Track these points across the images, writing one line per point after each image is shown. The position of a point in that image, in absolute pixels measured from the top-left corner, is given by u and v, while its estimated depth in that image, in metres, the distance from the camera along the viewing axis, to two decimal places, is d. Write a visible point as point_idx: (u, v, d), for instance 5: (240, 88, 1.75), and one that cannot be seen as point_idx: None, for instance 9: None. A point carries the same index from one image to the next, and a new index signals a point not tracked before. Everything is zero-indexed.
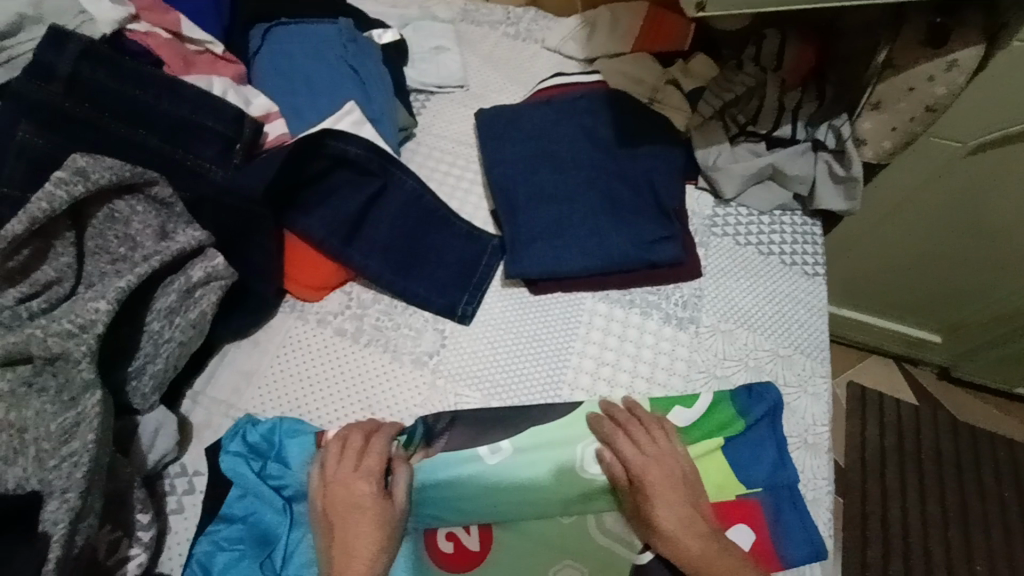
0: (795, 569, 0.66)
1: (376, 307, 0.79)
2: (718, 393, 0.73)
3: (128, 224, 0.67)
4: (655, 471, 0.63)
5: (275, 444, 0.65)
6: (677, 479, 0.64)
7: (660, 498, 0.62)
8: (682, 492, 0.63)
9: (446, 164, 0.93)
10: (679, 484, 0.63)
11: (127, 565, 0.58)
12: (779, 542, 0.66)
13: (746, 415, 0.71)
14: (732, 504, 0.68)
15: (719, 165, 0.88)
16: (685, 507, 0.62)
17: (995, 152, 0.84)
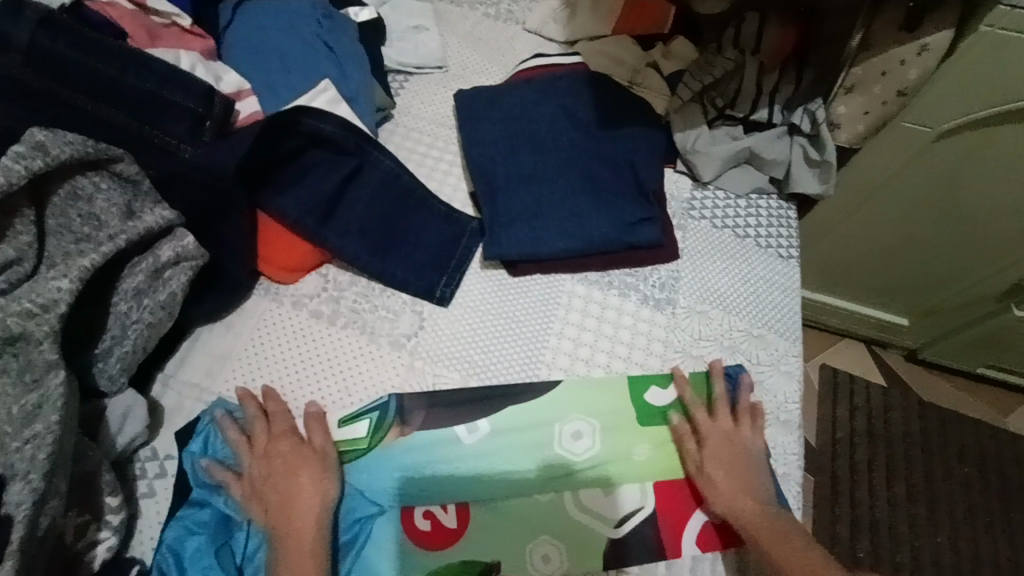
0: None
1: (353, 289, 0.78)
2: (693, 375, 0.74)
3: (91, 202, 0.64)
4: (721, 444, 0.67)
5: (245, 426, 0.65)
6: (738, 456, 0.67)
7: (720, 465, 0.66)
8: (741, 468, 0.66)
9: (424, 146, 0.91)
10: (738, 459, 0.67)
11: (98, 548, 0.57)
12: None
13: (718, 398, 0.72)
14: None
15: (697, 148, 0.89)
16: (741, 479, 0.66)
17: (962, 137, 0.87)
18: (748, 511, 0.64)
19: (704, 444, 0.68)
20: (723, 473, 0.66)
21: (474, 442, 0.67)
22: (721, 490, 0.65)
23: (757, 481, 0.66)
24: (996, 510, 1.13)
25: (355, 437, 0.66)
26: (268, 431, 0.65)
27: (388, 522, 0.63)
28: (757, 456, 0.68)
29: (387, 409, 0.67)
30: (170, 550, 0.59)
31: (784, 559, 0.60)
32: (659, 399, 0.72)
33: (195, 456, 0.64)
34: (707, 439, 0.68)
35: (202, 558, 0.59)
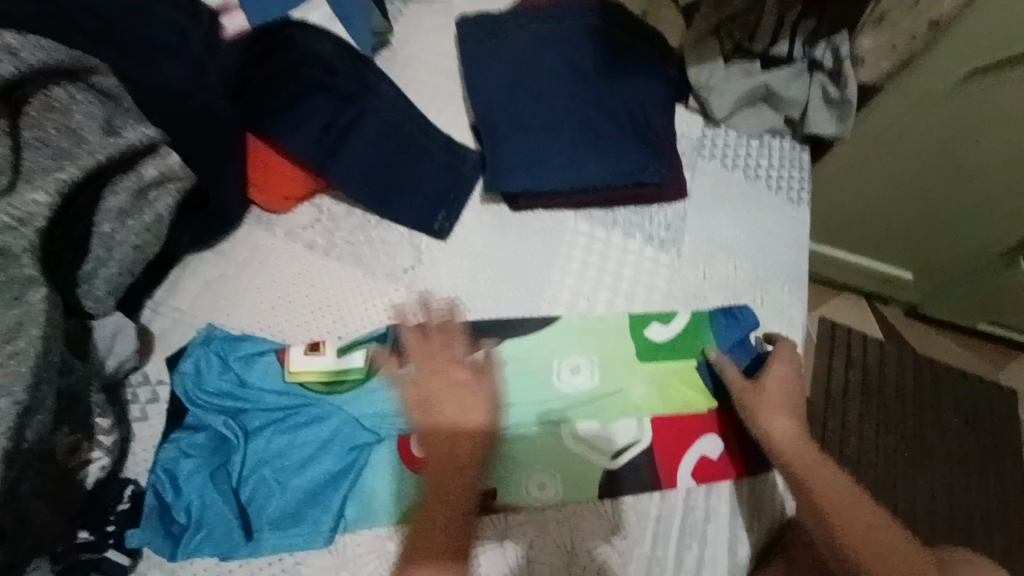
0: (761, 476, 0.66)
1: (349, 221, 0.75)
2: (697, 314, 0.71)
3: (68, 114, 0.59)
4: (787, 380, 0.65)
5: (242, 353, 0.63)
6: (796, 393, 0.65)
7: (780, 396, 0.64)
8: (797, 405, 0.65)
9: (423, 75, 0.86)
10: (794, 396, 0.65)
11: (89, 467, 0.58)
12: (748, 453, 0.67)
13: (721, 339, 0.69)
14: (702, 417, 0.68)
15: (711, 83, 0.84)
16: (794, 410, 0.64)
17: (991, 76, 0.84)
18: (798, 438, 0.62)
19: (760, 385, 0.65)
20: (780, 404, 0.64)
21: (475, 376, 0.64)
22: (776, 430, 0.62)
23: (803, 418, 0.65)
24: (977, 459, 1.13)
25: (350, 366, 0.64)
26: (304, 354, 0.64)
27: (385, 449, 0.62)
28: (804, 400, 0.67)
29: (385, 338, 0.66)
30: (165, 473, 0.58)
31: (814, 485, 0.60)
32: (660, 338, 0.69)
33: (188, 384, 0.62)
34: (774, 371, 0.66)
35: (196, 480, 0.58)
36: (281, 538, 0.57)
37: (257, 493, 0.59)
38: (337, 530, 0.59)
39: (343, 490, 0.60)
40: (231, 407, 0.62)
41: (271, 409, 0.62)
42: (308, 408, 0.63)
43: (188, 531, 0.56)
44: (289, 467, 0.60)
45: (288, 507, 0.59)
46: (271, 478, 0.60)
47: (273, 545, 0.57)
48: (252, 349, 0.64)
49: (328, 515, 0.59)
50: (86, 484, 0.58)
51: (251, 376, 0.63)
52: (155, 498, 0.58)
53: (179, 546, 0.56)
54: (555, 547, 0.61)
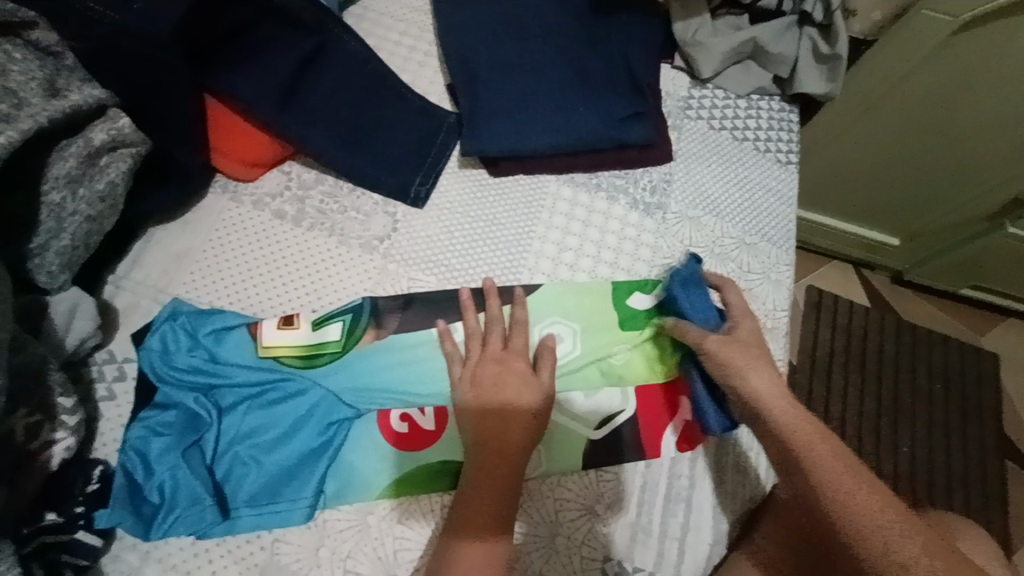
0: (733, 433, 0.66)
1: (319, 188, 0.71)
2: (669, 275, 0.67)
3: (5, 73, 0.53)
4: (751, 338, 0.59)
5: (212, 329, 0.61)
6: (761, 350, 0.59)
7: (747, 354, 0.57)
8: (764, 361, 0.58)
9: (397, 33, 0.81)
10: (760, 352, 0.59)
11: (53, 448, 0.53)
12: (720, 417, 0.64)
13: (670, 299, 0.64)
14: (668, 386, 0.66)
15: (698, 39, 0.81)
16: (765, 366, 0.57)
17: (984, 29, 0.80)
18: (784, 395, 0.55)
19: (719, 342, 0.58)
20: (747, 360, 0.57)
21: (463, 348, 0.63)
22: (758, 385, 0.55)
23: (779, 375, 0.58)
24: (954, 422, 1.15)
25: (326, 340, 0.61)
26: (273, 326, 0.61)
27: (365, 423, 0.61)
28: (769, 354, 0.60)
29: (361, 311, 0.63)
30: (134, 452, 0.56)
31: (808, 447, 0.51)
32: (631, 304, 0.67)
33: (156, 360, 0.59)
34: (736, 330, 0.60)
35: (168, 459, 0.57)
36: (259, 515, 0.56)
37: (232, 470, 0.58)
38: (317, 506, 0.57)
39: (321, 466, 0.58)
40: (202, 382, 0.59)
41: (243, 384, 0.60)
42: (282, 382, 0.61)
43: (162, 512, 0.55)
44: (264, 444, 0.59)
45: (264, 484, 0.57)
46: (246, 456, 0.58)
47: (251, 523, 0.56)
48: (222, 324, 0.61)
49: (307, 491, 0.57)
50: (50, 466, 0.53)
51: (221, 351, 0.60)
52: (125, 478, 0.56)
53: (153, 526, 0.55)
54: (538, 517, 0.60)
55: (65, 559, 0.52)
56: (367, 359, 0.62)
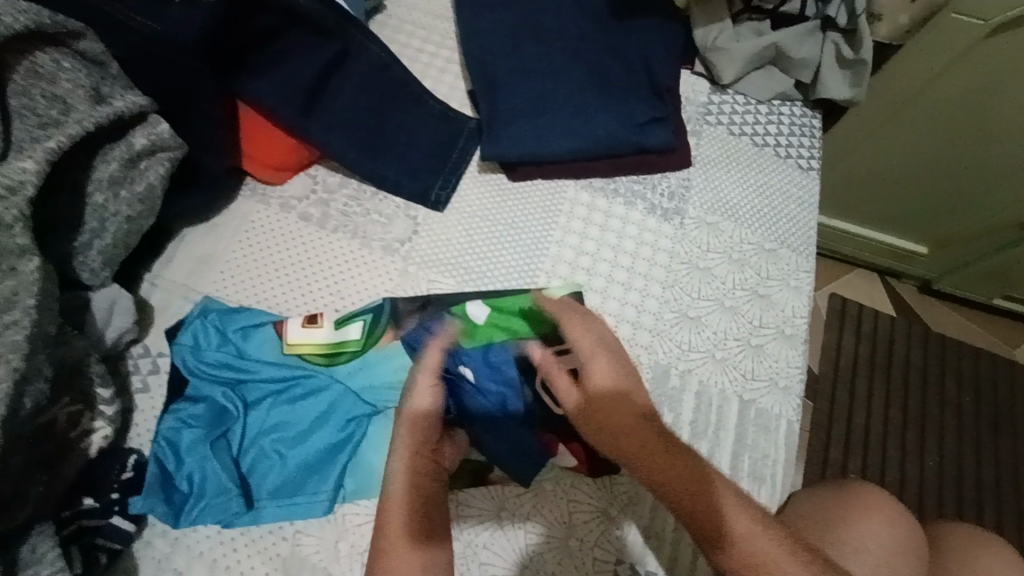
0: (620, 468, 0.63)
1: (344, 192, 0.74)
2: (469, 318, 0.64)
3: (54, 82, 0.57)
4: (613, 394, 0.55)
5: (240, 326, 0.63)
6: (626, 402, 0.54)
7: (612, 415, 0.53)
8: (630, 416, 0.53)
9: (419, 40, 0.83)
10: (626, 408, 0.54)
11: (92, 437, 0.57)
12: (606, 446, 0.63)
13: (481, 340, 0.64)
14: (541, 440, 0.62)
15: (719, 44, 0.81)
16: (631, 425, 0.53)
17: (1016, 33, 0.79)
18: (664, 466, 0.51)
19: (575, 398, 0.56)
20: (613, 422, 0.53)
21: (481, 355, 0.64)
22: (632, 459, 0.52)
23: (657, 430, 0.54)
24: (986, 435, 1.11)
25: (346, 339, 0.63)
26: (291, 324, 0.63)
27: (384, 422, 0.62)
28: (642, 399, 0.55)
29: (382, 312, 0.64)
30: (165, 442, 0.59)
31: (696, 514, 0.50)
32: (442, 331, 0.63)
33: (188, 355, 0.62)
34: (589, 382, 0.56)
35: (195, 451, 0.59)
36: (282, 507, 0.58)
37: (257, 463, 0.60)
38: (337, 499, 0.59)
39: (341, 461, 0.60)
40: (231, 377, 0.62)
41: (268, 380, 0.62)
42: (305, 379, 0.63)
43: (190, 500, 0.57)
44: (288, 438, 0.61)
45: (287, 477, 0.59)
46: (270, 450, 0.60)
47: (274, 514, 0.58)
48: (250, 322, 0.64)
49: (327, 485, 0.59)
50: (89, 453, 0.57)
51: (249, 348, 0.63)
52: (156, 467, 0.58)
53: (180, 514, 0.57)
54: (552, 519, 0.61)
55: (100, 541, 0.55)
56: (388, 359, 0.63)
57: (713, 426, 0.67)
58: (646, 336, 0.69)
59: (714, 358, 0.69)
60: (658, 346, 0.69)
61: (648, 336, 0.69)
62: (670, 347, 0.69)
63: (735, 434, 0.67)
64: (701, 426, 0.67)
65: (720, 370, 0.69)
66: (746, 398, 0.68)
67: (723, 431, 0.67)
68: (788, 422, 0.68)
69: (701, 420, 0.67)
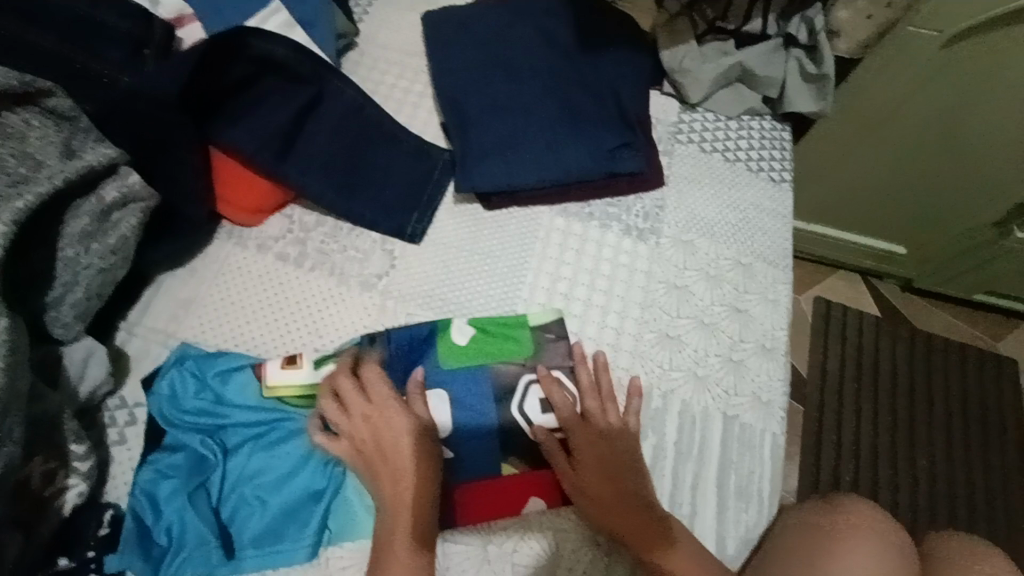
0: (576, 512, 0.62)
1: (320, 230, 0.74)
2: (448, 333, 0.66)
3: (24, 141, 0.58)
4: (598, 445, 0.61)
5: (218, 372, 0.63)
6: (616, 458, 0.60)
7: (598, 473, 0.60)
8: (616, 473, 0.60)
9: (392, 76, 0.84)
10: (614, 462, 0.60)
11: (66, 495, 0.56)
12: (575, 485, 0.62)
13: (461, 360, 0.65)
14: (528, 480, 0.62)
15: (685, 66, 0.82)
16: (617, 484, 0.59)
17: (970, 42, 0.81)
18: (639, 517, 0.58)
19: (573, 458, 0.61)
20: (600, 479, 0.59)
21: (351, 390, 0.60)
22: (608, 511, 0.59)
23: (626, 488, 0.59)
24: (978, 435, 1.11)
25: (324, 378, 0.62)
26: (277, 367, 0.63)
27: None
28: (626, 452, 0.61)
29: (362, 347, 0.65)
30: (142, 494, 0.58)
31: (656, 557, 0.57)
32: (416, 355, 0.65)
33: (165, 406, 0.61)
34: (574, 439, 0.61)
35: (173, 503, 0.58)
36: (263, 556, 0.57)
37: (237, 511, 0.59)
38: (319, 543, 0.58)
39: (322, 506, 0.59)
40: (210, 422, 0.61)
41: (248, 423, 0.62)
42: (284, 422, 0.62)
43: (169, 553, 0.56)
44: (268, 484, 0.60)
45: (268, 524, 0.58)
46: (250, 496, 0.60)
47: (255, 563, 0.57)
48: (228, 365, 0.63)
49: (309, 529, 0.58)
50: (63, 513, 0.56)
51: (227, 392, 0.62)
52: (135, 520, 0.57)
53: (158, 569, 0.56)
54: (538, 550, 0.60)
55: None
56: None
57: (698, 447, 0.66)
58: (627, 359, 0.69)
59: (696, 377, 0.69)
60: (639, 367, 0.69)
61: (628, 358, 0.69)
62: (651, 367, 0.69)
63: (720, 454, 0.66)
64: (685, 447, 0.66)
65: (702, 389, 0.69)
66: (729, 415, 0.68)
67: (708, 451, 0.66)
68: (773, 436, 0.68)
69: (685, 441, 0.66)
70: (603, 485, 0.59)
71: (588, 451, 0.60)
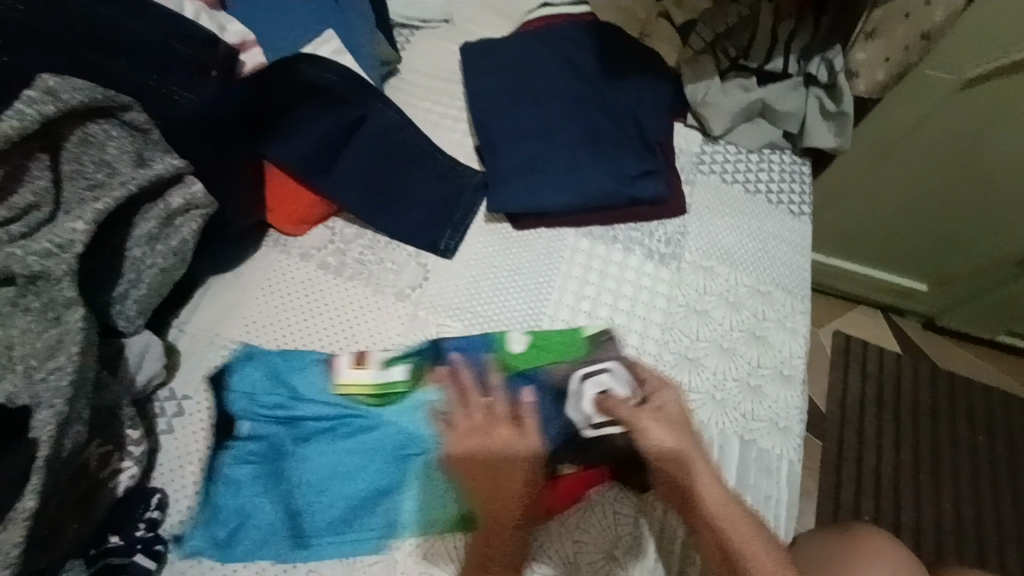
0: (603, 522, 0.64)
1: (359, 242, 0.79)
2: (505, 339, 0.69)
3: (103, 148, 0.64)
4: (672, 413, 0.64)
5: (291, 368, 0.67)
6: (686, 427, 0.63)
7: (678, 441, 0.62)
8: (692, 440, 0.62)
9: (430, 101, 0.90)
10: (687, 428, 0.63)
11: (120, 476, 0.61)
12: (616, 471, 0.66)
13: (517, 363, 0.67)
14: (579, 476, 0.65)
15: (708, 100, 0.86)
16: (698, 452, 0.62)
17: (987, 85, 0.85)
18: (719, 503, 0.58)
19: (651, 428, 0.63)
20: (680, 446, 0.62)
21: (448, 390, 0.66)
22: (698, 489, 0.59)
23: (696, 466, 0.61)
24: (1002, 477, 1.10)
25: (392, 380, 0.66)
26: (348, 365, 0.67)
27: (432, 458, 0.64)
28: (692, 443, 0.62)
29: (427, 353, 0.68)
30: (225, 478, 0.63)
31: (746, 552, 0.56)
32: (481, 364, 0.68)
33: (241, 398, 0.66)
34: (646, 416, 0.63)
35: (251, 487, 0.63)
36: (333, 543, 0.61)
37: (310, 499, 0.62)
38: (386, 535, 0.62)
39: (389, 499, 0.63)
40: (284, 415, 0.66)
41: (319, 418, 0.66)
42: (353, 417, 0.65)
43: (244, 536, 0.61)
44: (339, 476, 0.63)
45: (338, 512, 0.62)
46: (322, 484, 0.63)
47: (326, 549, 0.61)
48: (301, 363, 0.67)
49: (377, 521, 0.62)
50: (117, 492, 0.61)
51: (302, 388, 0.66)
52: (213, 502, 0.62)
53: (234, 550, 0.60)
54: (557, 563, 0.62)
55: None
56: (423, 403, 0.65)
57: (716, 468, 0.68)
58: None
59: (715, 399, 0.71)
60: None
61: None
62: None
63: (738, 476, 0.68)
64: None
65: (720, 411, 0.71)
66: (746, 438, 0.70)
67: (726, 473, 0.68)
68: (791, 461, 0.70)
69: None
70: (670, 472, 0.61)
71: (651, 440, 0.62)
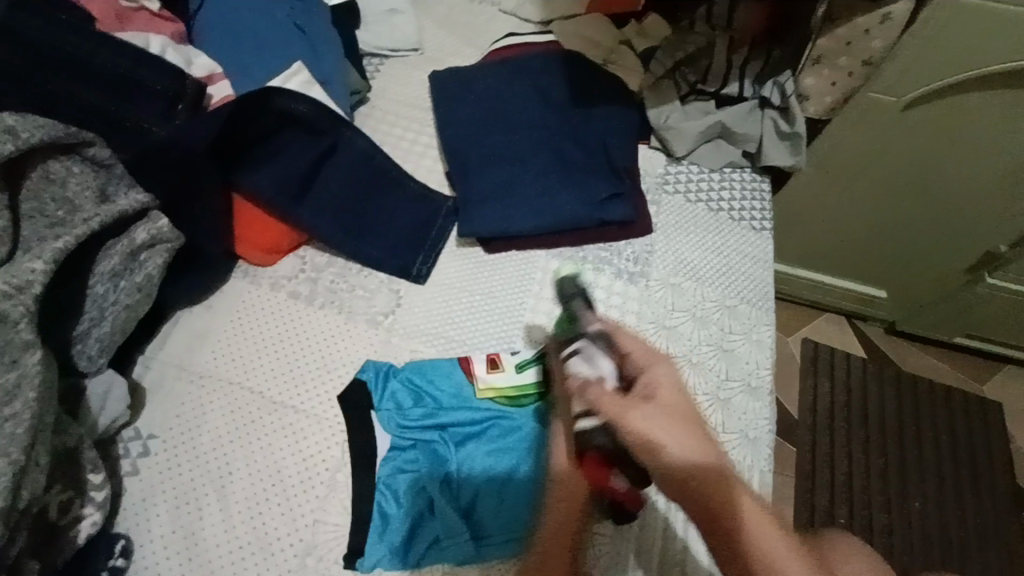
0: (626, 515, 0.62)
1: (330, 270, 0.79)
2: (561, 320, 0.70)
3: (64, 185, 0.64)
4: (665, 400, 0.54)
5: (430, 377, 0.70)
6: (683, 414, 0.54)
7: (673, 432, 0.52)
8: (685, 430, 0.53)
9: (401, 128, 0.91)
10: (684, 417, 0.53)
11: (81, 524, 0.58)
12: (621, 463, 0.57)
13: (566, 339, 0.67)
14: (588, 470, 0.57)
15: (670, 124, 0.90)
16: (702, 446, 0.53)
17: (928, 107, 0.89)
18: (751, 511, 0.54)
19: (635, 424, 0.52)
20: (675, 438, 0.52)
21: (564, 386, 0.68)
22: (709, 498, 0.53)
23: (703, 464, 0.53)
24: (966, 476, 1.14)
25: (527, 382, 0.71)
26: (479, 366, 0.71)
27: None
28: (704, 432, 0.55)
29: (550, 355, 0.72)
30: (383, 486, 0.65)
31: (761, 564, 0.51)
32: None
33: (387, 410, 0.68)
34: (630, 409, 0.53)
35: (415, 493, 0.64)
36: (504, 543, 0.62)
37: (476, 502, 0.64)
38: None
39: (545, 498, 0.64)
40: (432, 423, 0.68)
41: (465, 422, 0.69)
42: (500, 419, 0.69)
43: (418, 543, 0.62)
44: (500, 477, 0.65)
45: (504, 512, 0.63)
46: (485, 486, 0.65)
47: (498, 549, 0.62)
48: (439, 370, 0.71)
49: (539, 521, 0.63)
50: (77, 541, 0.58)
51: (444, 397, 0.70)
52: (379, 513, 0.63)
53: (413, 554, 0.62)
54: None
55: None
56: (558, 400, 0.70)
57: None
58: None
59: None
60: None
61: None
62: None
63: None
64: None
65: None
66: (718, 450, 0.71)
67: None
68: (762, 472, 0.71)
69: None
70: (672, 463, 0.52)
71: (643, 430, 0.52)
